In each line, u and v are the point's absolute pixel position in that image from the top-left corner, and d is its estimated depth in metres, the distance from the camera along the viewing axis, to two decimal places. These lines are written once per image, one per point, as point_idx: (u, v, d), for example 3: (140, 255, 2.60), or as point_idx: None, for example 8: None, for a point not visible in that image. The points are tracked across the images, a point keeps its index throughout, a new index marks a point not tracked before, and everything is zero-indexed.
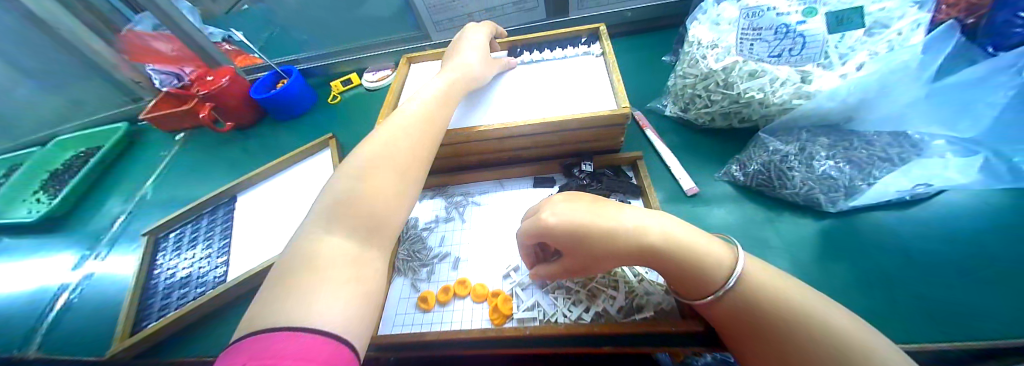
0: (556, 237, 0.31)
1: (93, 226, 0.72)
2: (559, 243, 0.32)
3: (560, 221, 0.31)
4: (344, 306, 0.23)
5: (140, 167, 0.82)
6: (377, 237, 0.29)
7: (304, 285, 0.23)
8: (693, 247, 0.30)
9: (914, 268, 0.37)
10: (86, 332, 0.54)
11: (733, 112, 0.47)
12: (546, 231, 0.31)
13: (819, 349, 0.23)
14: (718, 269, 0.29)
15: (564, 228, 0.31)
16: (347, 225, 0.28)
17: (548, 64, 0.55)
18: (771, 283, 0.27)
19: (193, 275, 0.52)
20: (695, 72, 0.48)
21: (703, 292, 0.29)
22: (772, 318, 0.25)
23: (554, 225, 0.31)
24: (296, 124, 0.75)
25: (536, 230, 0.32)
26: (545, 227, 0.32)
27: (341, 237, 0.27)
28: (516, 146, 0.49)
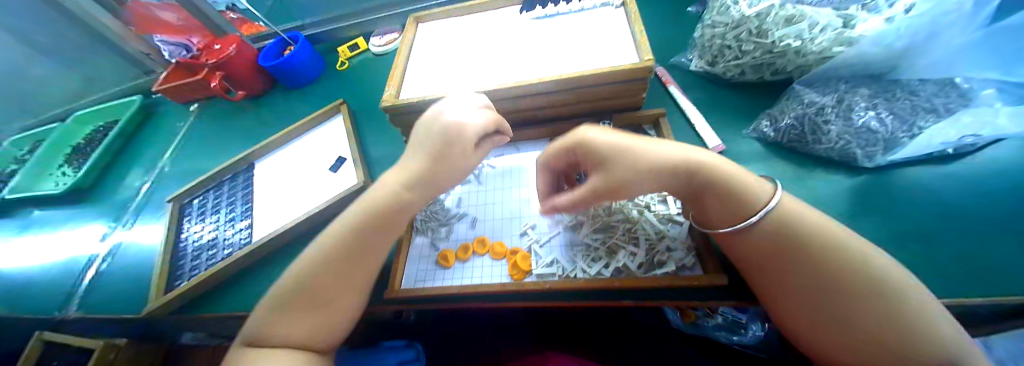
0: (592, 149, 0.34)
1: (119, 198, 0.74)
2: (593, 156, 0.34)
3: (600, 134, 0.34)
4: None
5: (158, 139, 0.83)
6: (340, 298, 0.33)
7: (257, 358, 0.29)
8: (734, 177, 0.30)
9: (954, 221, 0.35)
10: (122, 294, 0.57)
11: (766, 64, 0.44)
12: (585, 142, 0.34)
13: (841, 277, 0.25)
14: (755, 200, 0.29)
15: (602, 140, 0.33)
16: (303, 291, 0.32)
17: (565, 18, 0.52)
18: (810, 218, 0.28)
19: (219, 238, 0.53)
20: (725, 20, 0.45)
21: (732, 221, 0.30)
22: (803, 248, 0.27)
23: (592, 138, 0.34)
24: (305, 92, 0.74)
25: (574, 139, 0.35)
26: (584, 139, 0.34)
27: (292, 306, 0.32)
28: (532, 105, 0.47)
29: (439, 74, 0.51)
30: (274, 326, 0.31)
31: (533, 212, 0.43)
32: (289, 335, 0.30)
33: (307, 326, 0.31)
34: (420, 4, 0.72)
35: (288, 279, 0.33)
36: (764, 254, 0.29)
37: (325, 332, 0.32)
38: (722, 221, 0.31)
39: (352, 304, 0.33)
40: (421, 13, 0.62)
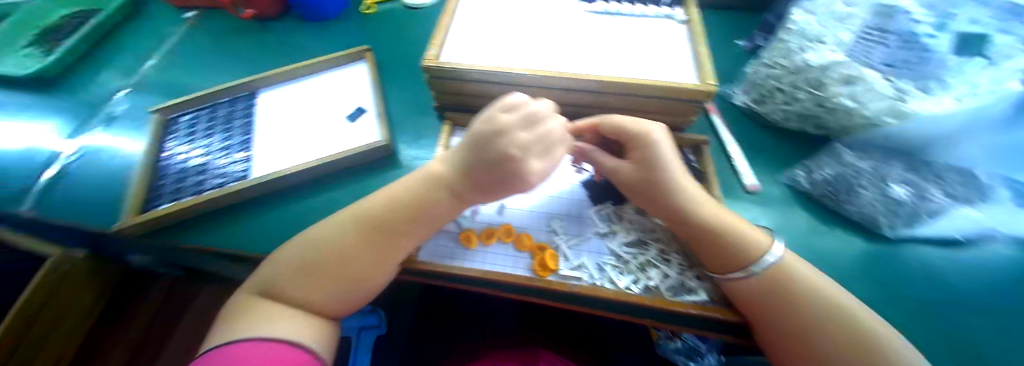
0: (642, 152, 0.35)
1: (94, 96, 0.66)
2: (639, 155, 0.35)
3: (660, 145, 0.34)
4: (279, 323, 0.30)
5: (145, 44, 0.74)
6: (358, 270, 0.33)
7: (260, 309, 0.31)
8: (730, 224, 0.33)
9: (961, 304, 0.37)
10: (82, 204, 0.50)
11: (811, 115, 0.45)
12: (642, 143, 0.35)
13: (835, 321, 0.27)
14: (752, 241, 0.32)
15: (655, 149, 0.34)
16: (319, 251, 0.33)
17: (624, 18, 0.49)
18: (793, 268, 0.31)
19: (210, 165, 0.48)
20: (785, 63, 0.45)
21: (732, 265, 0.32)
22: (796, 295, 0.29)
23: (653, 140, 0.35)
24: (324, 27, 0.68)
25: (637, 136, 0.35)
26: (643, 141, 0.35)
27: (306, 267, 0.33)
28: (578, 100, 0.46)
29: (486, 44, 0.48)
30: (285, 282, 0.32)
31: (563, 212, 0.44)
32: (302, 292, 0.32)
33: (319, 290, 0.32)
34: None
35: (307, 238, 0.35)
36: (754, 301, 0.30)
37: (337, 297, 0.33)
38: (720, 266, 0.32)
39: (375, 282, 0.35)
40: None
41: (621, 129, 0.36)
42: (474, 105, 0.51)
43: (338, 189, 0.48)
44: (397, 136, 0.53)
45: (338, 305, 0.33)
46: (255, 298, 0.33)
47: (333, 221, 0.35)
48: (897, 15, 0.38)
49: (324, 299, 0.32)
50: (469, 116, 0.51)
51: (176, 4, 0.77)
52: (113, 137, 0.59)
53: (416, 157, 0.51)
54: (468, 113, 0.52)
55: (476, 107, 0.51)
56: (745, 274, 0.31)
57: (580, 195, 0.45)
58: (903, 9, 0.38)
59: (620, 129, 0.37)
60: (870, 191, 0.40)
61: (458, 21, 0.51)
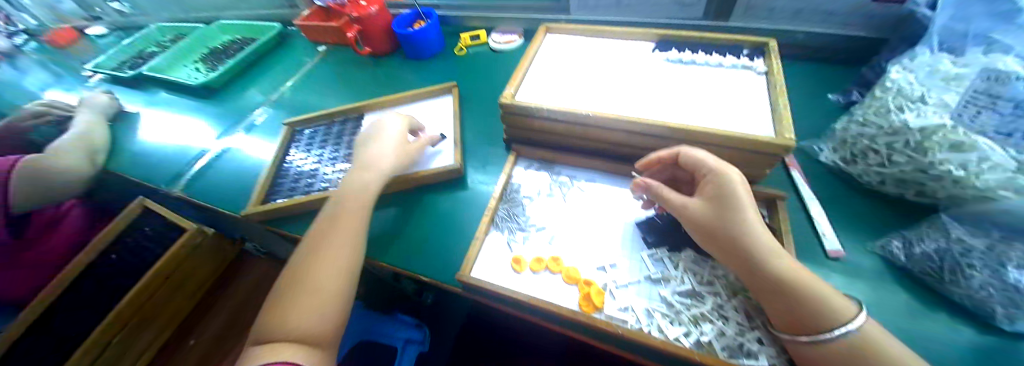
0: (718, 184, 0.36)
1: (240, 106, 0.86)
2: (713, 188, 0.36)
3: (736, 181, 0.35)
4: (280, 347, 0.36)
5: (281, 68, 0.93)
6: (326, 281, 0.40)
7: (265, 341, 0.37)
8: (807, 281, 0.31)
9: None
10: (221, 190, 0.64)
11: (913, 182, 0.41)
12: (716, 177, 0.36)
13: None
14: (835, 304, 0.29)
15: (730, 183, 0.35)
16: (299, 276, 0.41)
17: (699, 69, 0.51)
18: (883, 344, 0.27)
19: (319, 171, 0.58)
20: (881, 122, 0.42)
21: (808, 325, 0.29)
22: None
23: (729, 175, 0.36)
24: (420, 64, 0.80)
25: (713, 168, 0.37)
26: (717, 175, 0.36)
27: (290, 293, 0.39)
28: (644, 144, 0.47)
29: (561, 87, 0.53)
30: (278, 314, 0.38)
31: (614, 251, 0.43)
32: (288, 318, 0.37)
33: (298, 311, 0.38)
34: (547, 16, 0.75)
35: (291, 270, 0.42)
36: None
37: (314, 313, 0.38)
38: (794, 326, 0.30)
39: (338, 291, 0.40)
40: (553, 24, 0.65)
41: (697, 162, 0.38)
42: (543, 140, 0.55)
43: (417, 205, 0.55)
44: (469, 163, 0.59)
45: (319, 325, 0.37)
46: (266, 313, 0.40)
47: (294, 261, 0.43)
48: (1011, 80, 0.33)
49: (298, 323, 0.37)
50: (537, 149, 0.55)
51: (311, 39, 0.96)
52: (250, 140, 0.74)
53: (484, 182, 0.56)
54: (537, 147, 0.56)
55: (544, 142, 0.55)
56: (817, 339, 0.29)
57: (631, 236, 0.44)
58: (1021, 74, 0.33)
59: (696, 164, 0.38)
60: (980, 273, 0.33)
61: (537, 66, 0.57)
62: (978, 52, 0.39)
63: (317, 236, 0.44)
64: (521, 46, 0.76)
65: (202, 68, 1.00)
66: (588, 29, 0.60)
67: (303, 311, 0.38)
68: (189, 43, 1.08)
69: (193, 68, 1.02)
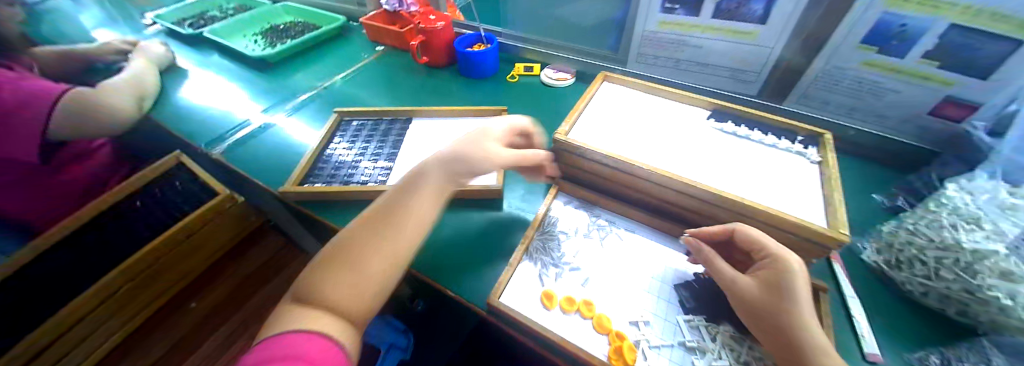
0: (773, 265, 0.36)
1: (290, 85, 0.89)
2: (769, 273, 0.36)
3: (796, 274, 0.34)
4: (311, 321, 0.35)
5: (336, 58, 0.97)
6: (372, 263, 0.39)
7: (297, 308, 0.36)
8: None
9: None
10: (261, 163, 0.65)
11: (956, 300, 0.41)
12: (777, 264, 0.36)
13: None
14: None
15: (789, 273, 0.35)
16: (347, 251, 0.40)
17: (751, 144, 0.52)
18: None
19: (361, 164, 0.58)
20: (931, 235, 0.42)
21: None
22: None
23: (790, 265, 0.35)
24: (473, 81, 0.83)
25: (769, 252, 0.37)
26: (778, 263, 0.36)
27: (334, 266, 0.39)
28: (689, 205, 0.48)
29: (614, 134, 0.54)
30: (318, 282, 0.38)
31: (648, 307, 0.43)
32: (327, 291, 0.37)
33: (338, 288, 0.37)
34: (603, 63, 0.78)
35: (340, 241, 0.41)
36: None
37: (355, 294, 0.38)
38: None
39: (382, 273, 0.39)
40: (612, 73, 0.67)
41: (758, 242, 0.38)
42: (586, 180, 0.56)
43: (451, 217, 0.55)
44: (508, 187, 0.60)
45: (356, 307, 0.37)
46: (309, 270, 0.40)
47: (348, 231, 0.42)
48: None
49: (342, 296, 0.37)
50: (580, 188, 0.56)
51: (372, 38, 1.00)
52: (295, 120, 0.76)
53: (520, 209, 0.56)
54: (579, 185, 0.57)
55: (587, 183, 0.56)
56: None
57: (668, 294, 0.44)
58: None
59: (751, 243, 0.38)
60: None
61: (592, 111, 0.59)
62: None
63: (386, 207, 0.43)
64: (572, 85, 0.79)
65: (261, 41, 1.04)
66: (646, 84, 0.62)
67: (345, 287, 0.37)
68: (249, 17, 1.14)
69: (252, 40, 1.07)
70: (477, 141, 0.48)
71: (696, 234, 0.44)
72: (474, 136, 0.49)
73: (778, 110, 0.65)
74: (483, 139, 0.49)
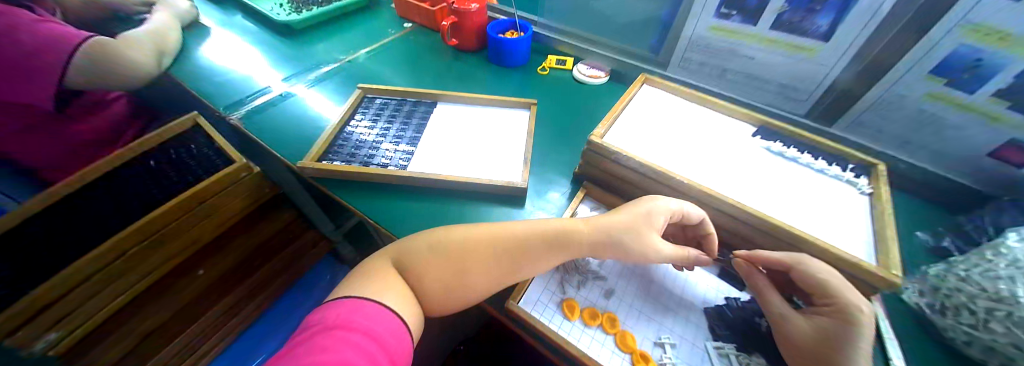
0: (837, 313, 0.33)
1: (312, 54, 0.87)
2: (831, 322, 0.33)
3: (865, 332, 0.31)
4: (383, 290, 0.35)
5: (362, 31, 0.94)
6: (478, 278, 0.39)
7: (380, 274, 0.37)
8: None
9: None
10: (280, 133, 0.63)
11: (1003, 355, 0.38)
12: (844, 316, 0.32)
13: None
14: None
15: (855, 326, 0.31)
16: (450, 254, 0.39)
17: (798, 168, 0.49)
18: None
19: (381, 146, 0.56)
20: (983, 283, 0.39)
21: None
22: None
23: (863, 321, 0.32)
24: (502, 70, 0.79)
25: (837, 300, 0.33)
26: (847, 315, 0.32)
27: (431, 257, 0.39)
28: (725, 224, 0.45)
29: (651, 142, 0.51)
30: (412, 263, 0.39)
31: (672, 326, 0.41)
32: (422, 279, 0.38)
33: (433, 281, 0.38)
34: (641, 64, 0.75)
35: (444, 235, 0.41)
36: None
37: (443, 292, 0.38)
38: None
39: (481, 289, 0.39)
40: (652, 76, 0.64)
41: (824, 285, 0.34)
42: (616, 186, 0.53)
43: (469, 209, 0.52)
44: (532, 184, 0.58)
45: (442, 303, 0.38)
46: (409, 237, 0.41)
47: (459, 229, 0.41)
48: None
49: (433, 287, 0.38)
50: (608, 194, 0.54)
51: (401, 14, 0.97)
52: (315, 92, 0.74)
53: (543, 208, 0.54)
54: (607, 191, 0.55)
55: (616, 189, 0.54)
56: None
57: (697, 317, 0.42)
58: None
59: (816, 286, 0.35)
60: None
61: (629, 114, 0.56)
62: None
63: (523, 232, 0.41)
64: (605, 83, 0.76)
65: (286, 6, 1.01)
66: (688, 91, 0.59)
67: (442, 284, 0.38)
68: None
69: (277, 4, 1.03)
70: (643, 225, 0.40)
71: (747, 257, 0.41)
72: (637, 211, 0.41)
73: (824, 133, 0.61)
74: (652, 219, 0.40)
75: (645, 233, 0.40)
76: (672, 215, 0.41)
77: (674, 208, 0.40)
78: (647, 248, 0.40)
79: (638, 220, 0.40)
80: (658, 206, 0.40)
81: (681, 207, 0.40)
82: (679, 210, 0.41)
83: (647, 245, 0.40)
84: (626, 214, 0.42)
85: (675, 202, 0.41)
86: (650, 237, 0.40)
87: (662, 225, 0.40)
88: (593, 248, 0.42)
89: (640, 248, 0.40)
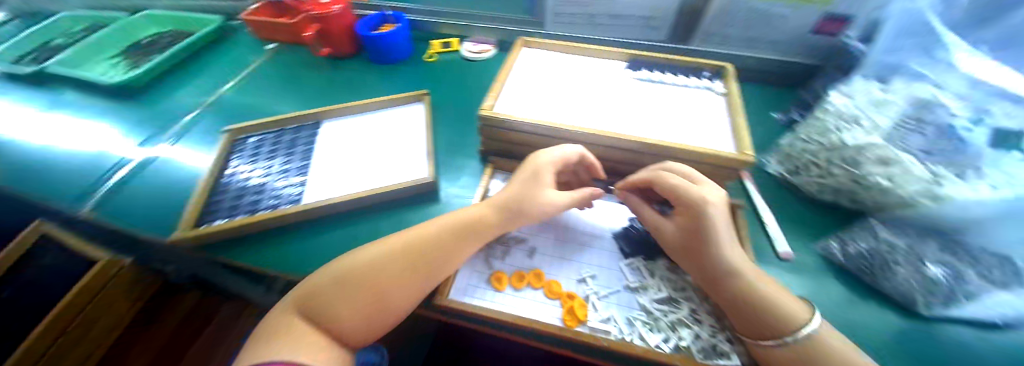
0: (693, 211, 0.39)
1: (167, 109, 0.75)
2: (690, 220, 0.39)
3: (714, 217, 0.37)
4: (291, 348, 0.31)
5: (221, 65, 0.85)
6: (398, 297, 0.36)
7: (284, 332, 0.33)
8: (769, 298, 0.35)
9: None
10: (151, 207, 0.55)
11: (847, 191, 0.46)
12: (696, 212, 0.38)
13: None
14: (790, 322, 0.33)
15: (705, 216, 0.38)
16: (349, 283, 0.35)
17: (667, 88, 0.54)
18: (836, 343, 0.32)
19: (268, 186, 0.51)
20: (822, 140, 0.48)
21: (768, 333, 0.33)
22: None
23: (708, 210, 0.38)
24: (386, 69, 0.75)
25: (691, 199, 0.39)
26: (698, 211, 0.38)
27: (333, 295, 0.35)
28: (617, 156, 0.49)
29: (539, 100, 0.52)
30: (316, 307, 0.34)
31: (592, 261, 0.46)
32: (332, 319, 0.34)
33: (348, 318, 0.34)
34: (524, 28, 0.75)
35: (335, 268, 0.37)
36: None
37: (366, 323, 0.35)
38: (753, 332, 0.34)
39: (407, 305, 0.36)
40: (529, 37, 0.64)
41: (676, 192, 0.40)
42: (518, 153, 0.55)
43: (381, 220, 0.49)
44: (442, 175, 0.56)
45: (368, 333, 0.35)
46: (298, 290, 0.37)
47: (349, 257, 0.37)
48: (935, 108, 0.41)
49: (350, 322, 0.34)
50: (514, 161, 0.55)
51: (260, 36, 0.89)
52: (183, 149, 0.65)
53: (459, 195, 0.53)
54: (513, 159, 0.56)
55: (520, 155, 0.55)
56: (780, 342, 0.32)
57: (610, 245, 0.48)
58: (938, 102, 0.41)
59: (672, 192, 0.40)
60: (907, 270, 0.40)
61: (515, 78, 0.55)
62: (901, 80, 0.47)
63: (423, 236, 0.39)
64: (494, 56, 0.76)
65: (123, 64, 0.86)
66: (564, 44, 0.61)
67: (360, 317, 0.35)
68: (106, 36, 0.93)
69: (112, 64, 0.87)
70: (533, 184, 0.43)
71: (622, 187, 0.47)
72: (524, 174, 0.44)
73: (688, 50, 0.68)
74: (539, 176, 0.43)
75: (538, 190, 0.43)
76: (554, 166, 0.44)
77: (552, 160, 0.44)
78: (545, 203, 0.43)
79: (527, 181, 0.43)
80: (539, 163, 0.44)
81: (559, 156, 0.44)
82: (559, 160, 0.44)
83: (544, 201, 0.43)
84: (516, 180, 0.44)
85: (551, 154, 0.44)
86: (543, 192, 0.43)
87: (550, 179, 0.44)
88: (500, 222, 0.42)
89: (539, 205, 0.43)
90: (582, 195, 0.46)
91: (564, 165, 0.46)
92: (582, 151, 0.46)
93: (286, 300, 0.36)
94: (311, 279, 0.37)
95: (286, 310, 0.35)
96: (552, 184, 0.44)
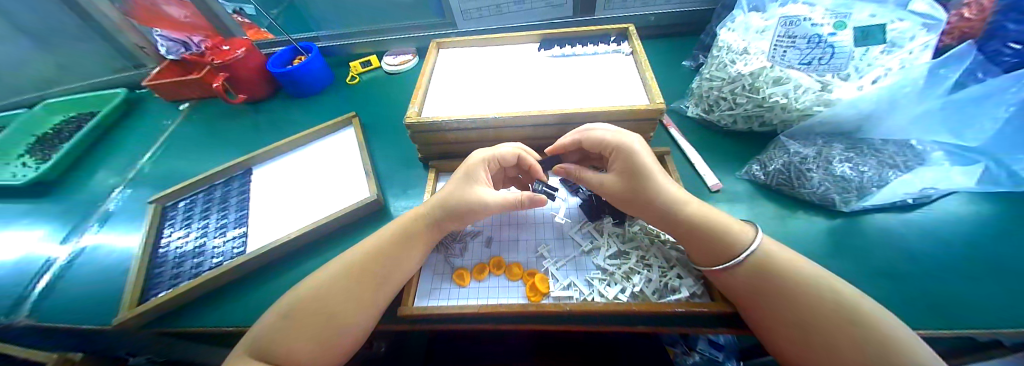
0: (624, 156, 0.41)
1: (87, 196, 0.70)
2: (627, 163, 0.41)
3: (642, 157, 0.40)
4: None
5: (138, 139, 0.82)
6: (355, 316, 0.35)
7: None
8: (718, 223, 0.37)
9: (928, 271, 0.39)
10: (86, 300, 0.52)
11: (755, 116, 0.51)
12: (626, 155, 0.41)
13: (832, 293, 0.31)
14: (740, 242, 0.36)
15: (637, 156, 0.40)
16: (307, 311, 0.35)
17: (577, 59, 0.57)
18: (777, 251, 0.35)
19: (207, 246, 0.49)
20: (723, 75, 0.52)
21: (722, 258, 0.36)
22: (791, 278, 0.32)
23: (637, 149, 0.41)
24: (312, 102, 0.74)
25: (616, 148, 0.41)
26: (627, 154, 0.41)
27: (294, 328, 0.34)
28: (546, 133, 0.51)
29: (460, 97, 0.52)
30: (272, 342, 0.33)
31: (546, 236, 0.47)
32: (288, 352, 0.33)
33: (307, 347, 0.33)
34: (437, 31, 0.76)
35: (284, 306, 0.36)
36: (744, 294, 0.34)
37: (326, 352, 0.34)
38: (708, 258, 0.37)
39: (365, 324, 0.36)
40: (442, 40, 0.65)
41: (605, 140, 0.42)
42: (455, 152, 0.56)
43: (332, 250, 0.49)
44: (387, 191, 0.56)
45: (332, 360, 0.34)
46: (248, 339, 0.35)
47: (298, 292, 0.36)
48: (800, 22, 0.43)
49: (309, 352, 0.33)
50: (453, 161, 0.56)
51: (169, 99, 0.87)
52: (113, 233, 0.61)
53: (407, 206, 0.53)
54: (451, 159, 0.57)
55: (457, 153, 0.56)
56: (736, 264, 0.35)
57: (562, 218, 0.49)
58: (804, 16, 0.43)
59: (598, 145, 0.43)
60: (819, 172, 0.44)
61: (435, 81, 0.56)
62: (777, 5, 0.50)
63: (373, 253, 0.39)
64: (417, 65, 0.77)
65: (28, 161, 0.79)
66: (478, 39, 0.62)
67: (318, 344, 0.33)
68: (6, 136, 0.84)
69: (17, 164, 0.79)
70: (465, 183, 0.43)
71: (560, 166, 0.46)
72: (459, 174, 0.45)
73: (593, 22, 0.71)
74: (470, 174, 0.44)
75: (469, 189, 0.43)
76: (487, 164, 0.45)
77: (483, 158, 0.45)
78: (474, 199, 0.42)
79: (460, 181, 0.44)
80: (471, 162, 0.44)
81: (490, 153, 0.45)
82: (490, 158, 0.45)
83: (473, 198, 0.42)
84: (451, 181, 0.45)
85: (484, 153, 0.45)
86: (474, 190, 0.43)
87: (483, 177, 0.44)
88: (433, 223, 0.42)
89: (468, 203, 0.42)
90: (521, 196, 0.42)
91: (501, 164, 0.46)
92: (518, 150, 0.46)
93: (238, 348, 0.34)
94: (262, 321, 0.35)
95: (244, 351, 0.34)
96: (486, 183, 0.44)
